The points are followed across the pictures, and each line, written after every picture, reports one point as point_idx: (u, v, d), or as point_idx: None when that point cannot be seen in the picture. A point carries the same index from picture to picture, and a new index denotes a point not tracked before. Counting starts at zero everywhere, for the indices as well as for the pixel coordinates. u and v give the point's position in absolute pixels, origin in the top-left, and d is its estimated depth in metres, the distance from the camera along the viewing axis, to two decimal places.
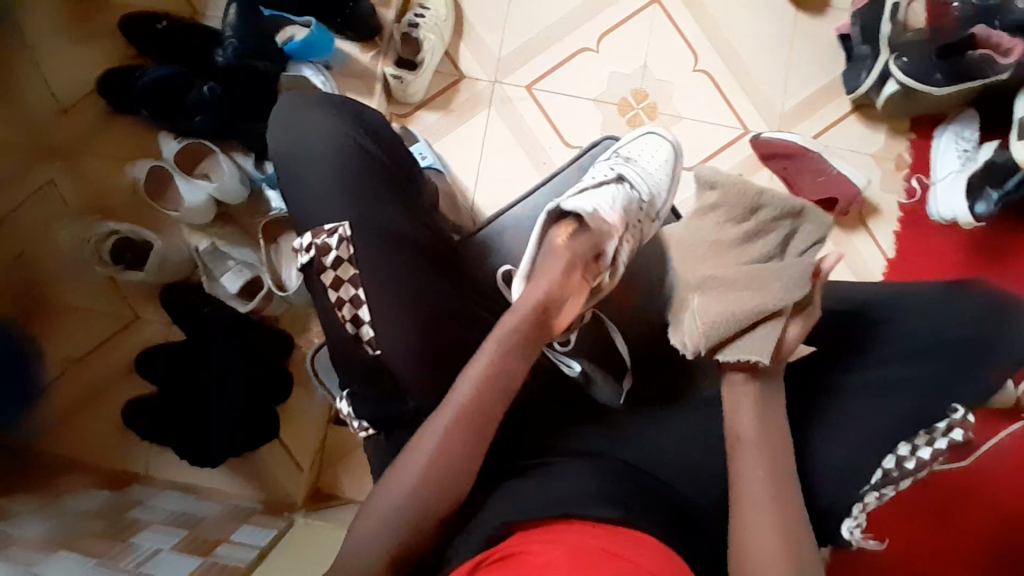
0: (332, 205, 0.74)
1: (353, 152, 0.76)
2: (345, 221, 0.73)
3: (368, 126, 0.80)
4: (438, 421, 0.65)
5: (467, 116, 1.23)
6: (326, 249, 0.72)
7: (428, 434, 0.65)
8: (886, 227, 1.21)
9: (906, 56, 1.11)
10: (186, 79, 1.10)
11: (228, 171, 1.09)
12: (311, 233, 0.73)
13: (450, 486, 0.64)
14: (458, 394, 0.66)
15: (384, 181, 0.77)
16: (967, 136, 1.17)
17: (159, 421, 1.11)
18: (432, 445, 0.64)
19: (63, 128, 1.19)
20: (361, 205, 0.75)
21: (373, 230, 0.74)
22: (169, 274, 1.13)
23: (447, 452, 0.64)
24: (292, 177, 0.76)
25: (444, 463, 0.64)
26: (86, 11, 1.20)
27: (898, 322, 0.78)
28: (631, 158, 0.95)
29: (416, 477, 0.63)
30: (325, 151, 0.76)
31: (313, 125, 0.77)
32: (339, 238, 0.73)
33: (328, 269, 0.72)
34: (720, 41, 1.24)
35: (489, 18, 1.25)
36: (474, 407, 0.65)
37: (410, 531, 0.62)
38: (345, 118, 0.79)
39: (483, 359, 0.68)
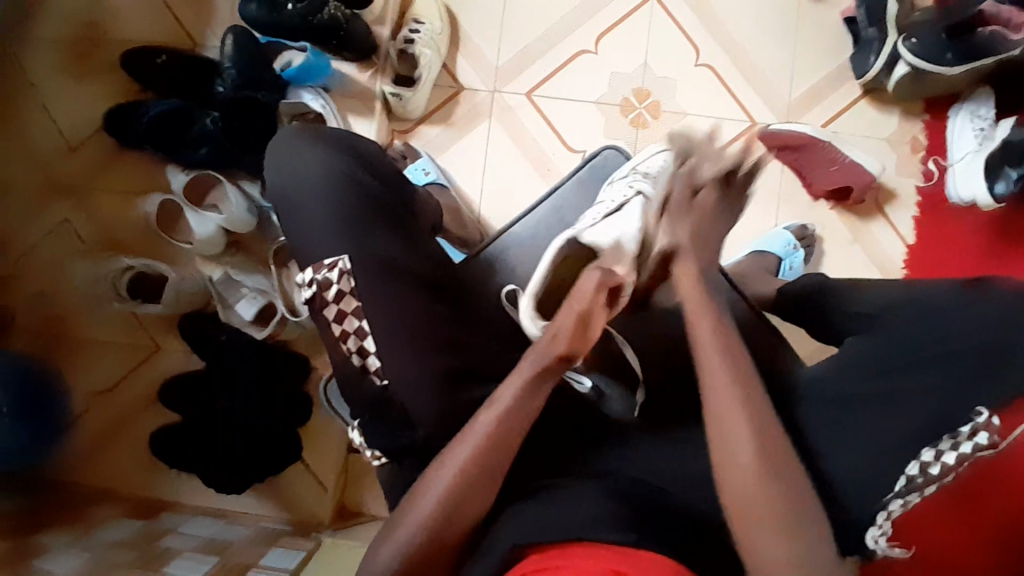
0: (329, 239, 0.74)
1: (346, 184, 0.76)
2: (344, 254, 0.73)
3: (362, 158, 0.79)
4: (459, 451, 0.65)
5: (468, 128, 1.23)
6: (327, 284, 0.73)
7: (451, 461, 0.65)
8: (905, 212, 1.18)
9: (914, 36, 1.08)
10: (189, 111, 1.12)
11: (234, 201, 1.09)
12: (312, 267, 0.74)
13: (468, 510, 0.64)
14: (480, 427, 0.66)
15: (380, 213, 0.76)
16: (984, 114, 1.13)
17: (184, 449, 1.13)
18: (454, 471, 0.64)
19: (73, 165, 1.21)
20: (358, 237, 0.74)
21: (372, 263, 0.74)
22: (187, 303, 1.15)
23: (465, 479, 0.64)
24: (288, 211, 0.76)
25: (462, 493, 0.64)
26: (89, 49, 1.22)
27: (909, 325, 0.76)
28: (651, 175, 0.88)
29: (432, 504, 0.63)
30: (322, 182, 0.75)
31: (305, 157, 0.77)
32: (339, 272, 0.73)
33: (332, 303, 0.73)
34: (721, 33, 1.22)
35: (484, 26, 1.24)
36: (495, 445, 0.65)
37: (430, 552, 0.63)
38: (337, 149, 0.78)
39: (507, 394, 0.67)
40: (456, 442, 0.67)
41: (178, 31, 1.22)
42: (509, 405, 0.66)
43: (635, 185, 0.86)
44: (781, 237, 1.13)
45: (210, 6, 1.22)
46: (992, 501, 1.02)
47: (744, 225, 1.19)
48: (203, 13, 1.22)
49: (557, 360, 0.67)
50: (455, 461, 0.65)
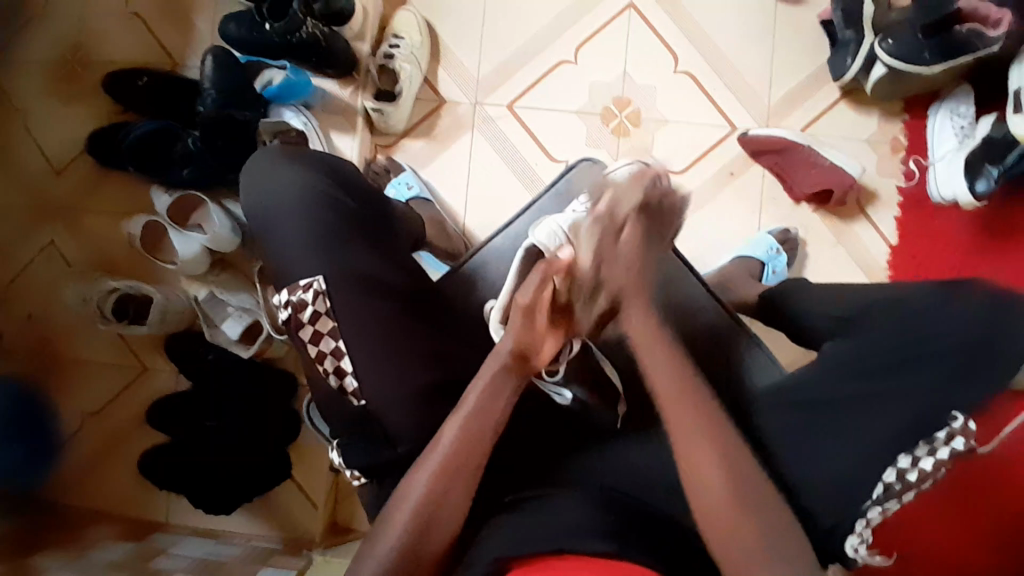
0: (303, 259, 0.74)
1: (319, 202, 0.76)
2: (320, 274, 0.73)
3: (335, 175, 0.80)
4: (429, 461, 0.65)
5: (450, 140, 1.23)
6: (302, 305, 0.73)
7: (421, 474, 0.65)
8: (888, 213, 1.18)
9: (891, 37, 1.07)
10: (175, 131, 1.12)
11: (217, 220, 1.09)
12: (287, 289, 0.74)
13: (445, 523, 0.64)
14: (448, 435, 0.66)
15: (355, 231, 0.77)
16: (964, 112, 1.13)
17: (174, 469, 1.13)
18: (425, 484, 0.64)
19: (57, 188, 1.21)
20: (333, 256, 0.74)
21: (346, 281, 0.73)
22: (173, 323, 1.14)
23: (437, 490, 0.64)
24: (264, 231, 0.77)
25: (439, 509, 0.64)
26: (70, 72, 1.22)
27: (885, 324, 0.77)
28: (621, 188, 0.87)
29: (408, 518, 0.63)
30: (296, 200, 0.76)
31: (278, 179, 0.77)
32: (315, 293, 0.73)
33: (308, 324, 0.73)
34: (700, 40, 1.22)
35: (465, 39, 1.25)
36: (463, 453, 0.65)
37: (409, 569, 0.62)
38: (309, 168, 0.78)
39: (471, 397, 0.68)
40: (426, 455, 0.67)
41: (159, 52, 1.22)
42: (473, 410, 0.67)
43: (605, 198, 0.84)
44: (764, 241, 1.13)
45: (190, 26, 1.23)
46: (988, 497, 1.02)
47: (727, 231, 1.19)
48: (183, 34, 1.22)
49: (515, 363, 0.67)
50: (425, 472, 0.65)
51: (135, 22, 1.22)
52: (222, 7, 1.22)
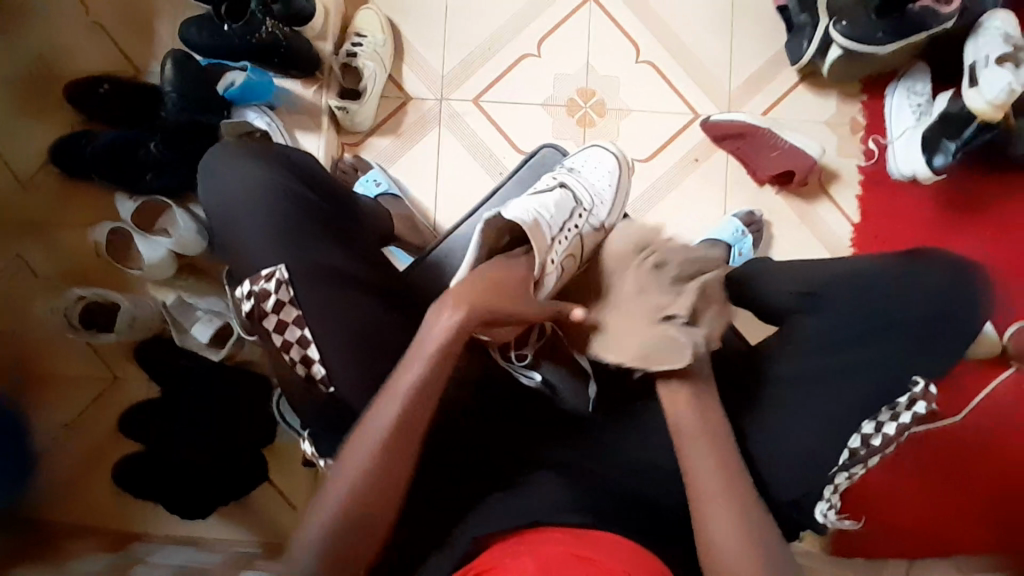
0: (265, 252, 0.74)
1: (280, 194, 0.76)
2: (282, 263, 0.73)
3: (297, 168, 0.80)
4: (366, 441, 0.64)
5: (417, 137, 1.24)
6: (265, 294, 0.72)
7: (378, 420, 0.64)
8: (849, 192, 1.21)
9: (846, 19, 1.08)
10: (137, 138, 1.11)
11: (182, 223, 1.08)
12: (250, 280, 0.73)
13: (387, 500, 0.64)
14: (407, 380, 0.65)
15: (317, 222, 0.77)
16: (920, 90, 1.16)
17: (151, 478, 1.12)
18: (365, 465, 0.63)
19: (22, 199, 1.20)
20: (295, 247, 0.74)
21: (311, 272, 0.74)
22: (143, 329, 1.13)
23: (377, 471, 0.63)
24: (225, 225, 0.77)
25: (395, 465, 0.64)
26: (31, 82, 1.21)
27: (849, 292, 0.78)
28: (575, 169, 0.94)
29: (347, 494, 0.63)
30: (254, 194, 0.76)
31: (237, 173, 0.77)
32: (278, 282, 0.72)
33: (270, 313, 0.72)
34: (659, 30, 1.24)
35: (428, 37, 1.25)
36: (403, 434, 0.64)
37: (362, 518, 0.63)
38: (268, 162, 0.78)
39: (431, 338, 0.65)
40: (381, 400, 0.65)
41: (121, 59, 1.22)
42: (434, 351, 0.65)
43: (559, 178, 0.91)
44: (730, 225, 1.15)
45: (150, 32, 1.22)
46: (952, 463, 1.10)
47: (695, 216, 1.21)
48: (143, 39, 1.22)
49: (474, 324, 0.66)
50: (379, 428, 0.64)
51: (94, 29, 1.22)
52: (183, 12, 1.22)
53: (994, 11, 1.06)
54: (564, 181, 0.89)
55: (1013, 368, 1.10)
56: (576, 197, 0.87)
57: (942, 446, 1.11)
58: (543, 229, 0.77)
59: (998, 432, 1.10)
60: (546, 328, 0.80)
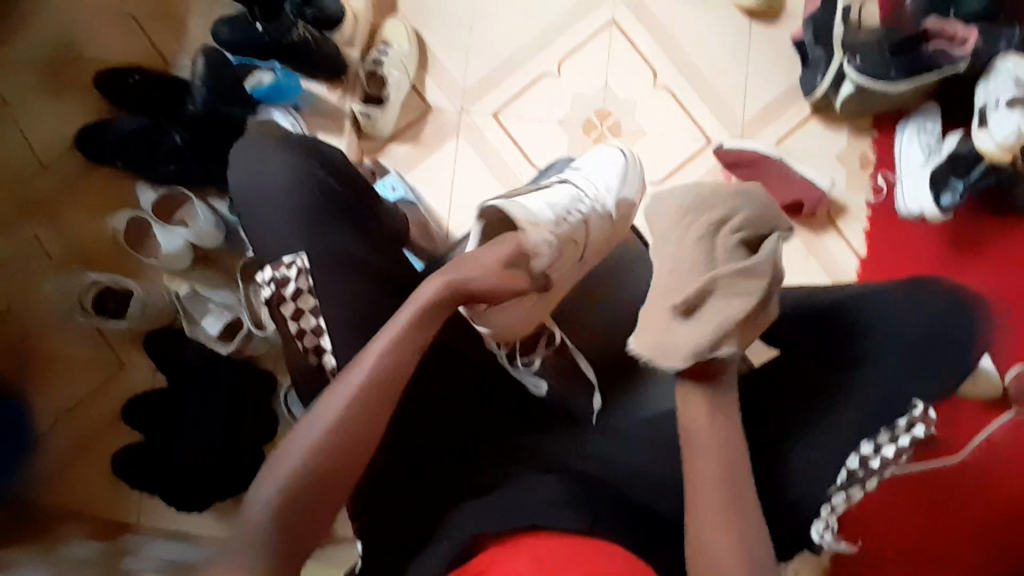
0: (289, 239, 0.75)
1: (308, 184, 0.78)
2: (303, 251, 0.75)
3: (325, 162, 0.82)
4: (330, 405, 0.58)
5: (436, 146, 1.26)
6: (286, 281, 0.74)
7: (343, 387, 0.58)
8: (856, 225, 1.23)
9: (860, 55, 1.12)
10: (154, 131, 1.14)
11: (202, 215, 1.11)
12: (271, 266, 0.75)
13: (352, 471, 0.57)
14: (377, 348, 0.60)
15: (342, 215, 0.79)
16: (931, 128, 1.18)
17: (148, 467, 1.12)
18: (331, 419, 0.57)
19: (42, 182, 1.22)
20: (318, 237, 0.76)
21: (332, 262, 0.75)
22: (152, 317, 1.14)
23: (347, 424, 0.57)
24: (250, 211, 0.79)
25: (357, 437, 0.57)
26: (60, 68, 1.24)
27: (856, 315, 0.80)
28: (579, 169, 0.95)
29: (307, 452, 0.56)
30: (281, 180, 0.78)
31: (267, 161, 0.79)
32: (298, 270, 0.74)
33: (289, 300, 0.74)
34: (677, 56, 1.27)
35: (453, 49, 1.28)
36: (377, 387, 0.59)
37: (312, 499, 0.55)
38: (299, 154, 0.80)
39: (404, 312, 0.63)
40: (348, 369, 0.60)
41: (151, 52, 1.24)
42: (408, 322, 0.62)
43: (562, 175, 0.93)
44: None
45: (182, 27, 1.25)
46: (951, 499, 1.11)
47: None
48: (174, 35, 1.25)
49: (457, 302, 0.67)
50: (344, 396, 0.58)
51: (126, 21, 1.25)
52: (215, 10, 1.25)
53: (1007, 53, 1.07)
54: (565, 179, 0.91)
55: (1013, 412, 1.11)
56: (578, 189, 0.89)
57: (931, 475, 1.11)
58: (542, 213, 0.80)
59: (999, 472, 1.10)
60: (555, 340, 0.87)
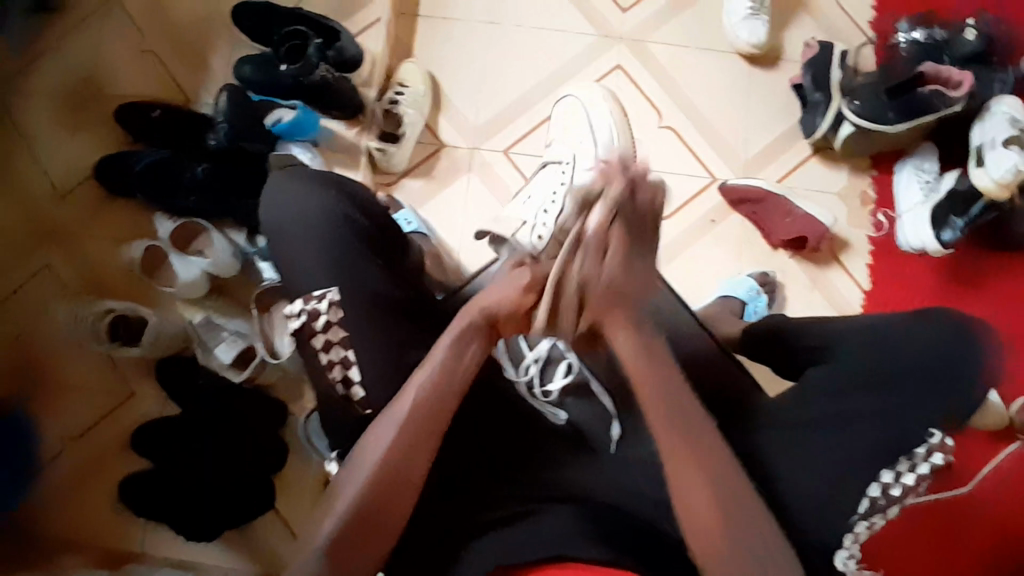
0: (317, 274, 0.78)
1: (334, 217, 0.80)
2: (334, 286, 0.77)
3: (350, 193, 0.83)
4: (378, 441, 0.68)
5: (449, 181, 1.30)
6: (316, 314, 0.76)
7: (386, 425, 0.69)
8: (859, 260, 1.26)
9: (858, 99, 1.19)
10: (178, 162, 1.17)
11: (220, 246, 1.13)
12: (302, 299, 0.77)
13: (399, 501, 0.67)
14: (414, 387, 0.70)
15: (368, 247, 0.80)
16: (928, 168, 1.23)
17: (154, 498, 1.11)
18: (383, 451, 0.68)
19: (59, 212, 1.24)
20: (345, 271, 0.78)
21: (360, 296, 0.77)
22: (163, 347, 1.14)
23: (394, 456, 0.68)
24: (278, 244, 0.80)
25: (402, 468, 0.68)
26: (83, 103, 1.27)
27: (860, 343, 0.82)
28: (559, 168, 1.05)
29: (365, 479, 0.67)
30: (308, 213, 0.80)
31: (294, 194, 0.81)
32: (329, 302, 0.76)
33: (320, 332, 0.76)
34: (680, 98, 1.32)
35: (465, 90, 1.33)
36: (421, 421, 0.69)
37: (364, 522, 0.66)
38: (324, 186, 0.82)
39: (440, 352, 0.72)
40: (390, 406, 0.70)
41: (173, 89, 1.28)
42: (442, 362, 0.71)
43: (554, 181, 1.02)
44: (745, 283, 1.19)
45: (204, 64, 1.29)
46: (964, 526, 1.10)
47: (712, 272, 1.26)
48: (196, 72, 1.29)
49: (484, 326, 0.73)
50: (389, 431, 0.68)
51: (149, 58, 1.29)
52: (237, 50, 1.30)
53: (1002, 97, 1.15)
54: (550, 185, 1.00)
55: (1019, 442, 1.12)
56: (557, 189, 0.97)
57: (943, 505, 1.11)
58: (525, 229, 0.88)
59: (1009, 496, 1.11)
60: (571, 367, 0.84)
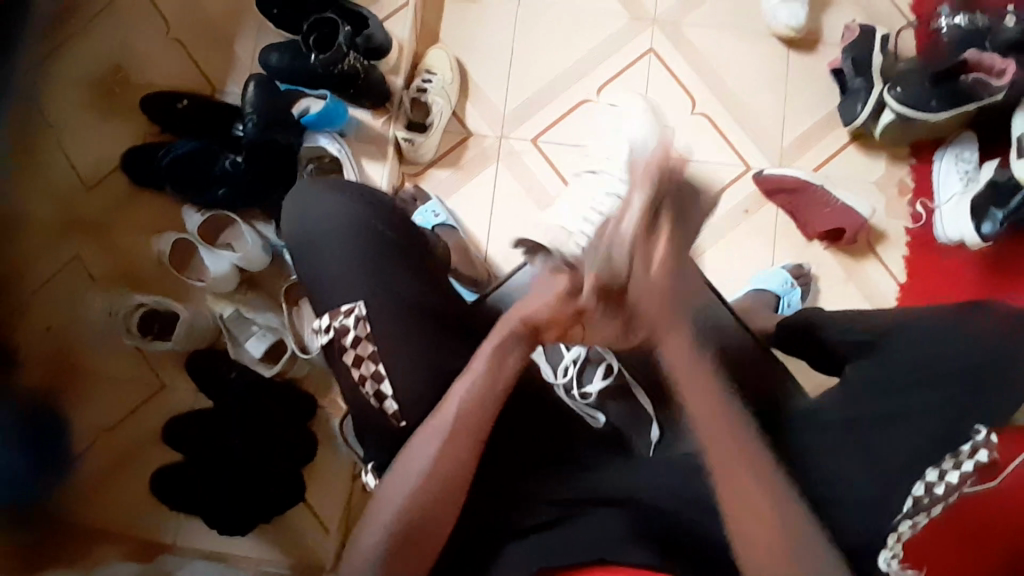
0: (349, 286, 0.77)
1: (362, 232, 0.79)
2: (360, 301, 0.76)
3: (376, 206, 0.83)
4: (420, 450, 0.69)
5: (476, 171, 1.27)
6: (344, 331, 0.75)
7: (428, 436, 0.70)
8: (895, 251, 1.23)
9: (899, 86, 1.15)
10: (210, 150, 1.15)
11: (250, 239, 1.13)
12: (329, 315, 0.76)
13: (442, 510, 0.69)
14: (456, 396, 0.70)
15: (399, 260, 0.80)
16: (968, 157, 1.19)
17: (188, 490, 1.12)
18: (417, 477, 0.69)
19: (87, 204, 1.23)
20: (378, 282, 0.77)
21: (392, 305, 0.76)
22: (196, 340, 1.15)
23: (438, 465, 0.69)
24: (309, 260, 0.79)
25: (444, 477, 0.69)
26: (110, 92, 1.26)
27: (919, 342, 0.78)
28: None
29: (411, 489, 0.68)
30: (337, 229, 0.79)
31: (321, 210, 0.80)
32: (356, 318, 0.75)
33: (349, 348, 0.75)
34: (714, 83, 1.29)
35: (493, 77, 1.30)
36: (464, 426, 0.70)
37: (410, 530, 0.68)
38: (350, 200, 0.81)
39: (483, 356, 0.72)
40: (431, 416, 0.71)
41: (198, 78, 1.27)
42: (485, 369, 0.71)
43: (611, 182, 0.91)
44: (780, 275, 1.17)
45: (229, 53, 1.27)
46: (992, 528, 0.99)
47: (744, 263, 1.23)
48: (222, 61, 1.27)
49: (525, 333, 0.72)
50: (432, 441, 0.69)
51: (174, 47, 1.27)
52: (262, 38, 1.27)
53: None
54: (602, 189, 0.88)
55: None
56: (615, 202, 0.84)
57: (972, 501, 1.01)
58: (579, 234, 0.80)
59: None
60: (610, 369, 0.88)
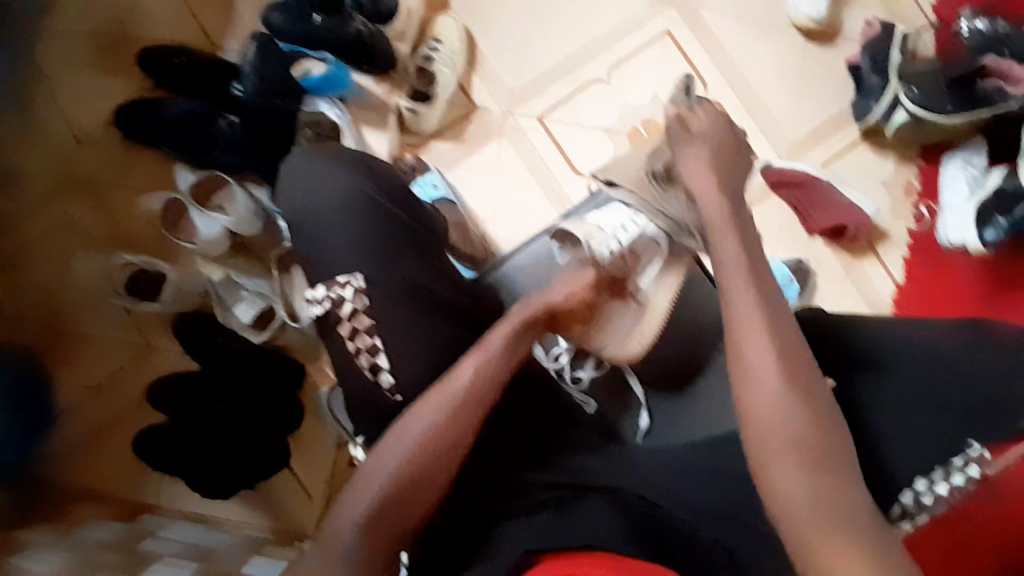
0: (344, 264, 0.76)
1: (362, 206, 0.77)
2: (356, 272, 0.76)
3: (379, 177, 0.80)
4: (418, 422, 0.68)
5: (479, 146, 1.25)
6: (341, 301, 0.75)
7: (427, 411, 0.69)
8: (895, 252, 1.22)
9: (917, 86, 1.13)
10: (208, 113, 1.13)
11: (243, 204, 1.10)
12: (325, 285, 0.76)
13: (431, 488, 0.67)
14: (464, 373, 0.71)
15: (397, 236, 0.78)
16: (976, 162, 1.17)
17: (170, 453, 1.11)
18: (413, 445, 0.67)
19: (81, 159, 1.21)
20: (374, 262, 0.76)
21: (384, 285, 0.76)
22: (185, 304, 1.14)
23: (434, 441, 0.68)
24: (304, 230, 0.78)
25: (436, 452, 0.68)
26: (105, 42, 1.22)
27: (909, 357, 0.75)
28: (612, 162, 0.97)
29: (401, 463, 0.66)
30: (335, 201, 0.77)
31: (321, 178, 0.78)
32: (354, 290, 0.75)
33: (345, 320, 0.75)
34: (729, 70, 1.26)
35: (503, 50, 1.26)
36: (467, 405, 0.70)
37: (395, 506, 0.65)
38: (352, 169, 0.79)
39: (496, 337, 0.73)
40: (433, 392, 0.71)
41: (198, 33, 1.22)
42: (497, 351, 0.73)
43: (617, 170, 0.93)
44: (780, 269, 1.15)
45: (230, 8, 1.23)
46: None
47: None
48: (223, 17, 1.23)
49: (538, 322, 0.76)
50: (431, 413, 0.69)
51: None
52: None
53: None
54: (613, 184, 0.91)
55: None
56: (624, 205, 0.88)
57: None
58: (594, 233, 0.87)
59: None
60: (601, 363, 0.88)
